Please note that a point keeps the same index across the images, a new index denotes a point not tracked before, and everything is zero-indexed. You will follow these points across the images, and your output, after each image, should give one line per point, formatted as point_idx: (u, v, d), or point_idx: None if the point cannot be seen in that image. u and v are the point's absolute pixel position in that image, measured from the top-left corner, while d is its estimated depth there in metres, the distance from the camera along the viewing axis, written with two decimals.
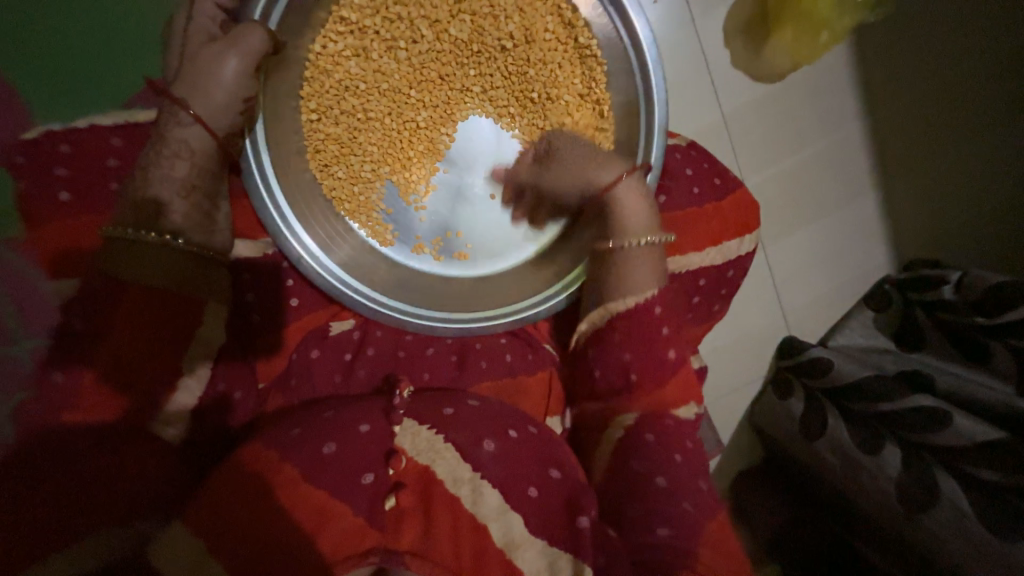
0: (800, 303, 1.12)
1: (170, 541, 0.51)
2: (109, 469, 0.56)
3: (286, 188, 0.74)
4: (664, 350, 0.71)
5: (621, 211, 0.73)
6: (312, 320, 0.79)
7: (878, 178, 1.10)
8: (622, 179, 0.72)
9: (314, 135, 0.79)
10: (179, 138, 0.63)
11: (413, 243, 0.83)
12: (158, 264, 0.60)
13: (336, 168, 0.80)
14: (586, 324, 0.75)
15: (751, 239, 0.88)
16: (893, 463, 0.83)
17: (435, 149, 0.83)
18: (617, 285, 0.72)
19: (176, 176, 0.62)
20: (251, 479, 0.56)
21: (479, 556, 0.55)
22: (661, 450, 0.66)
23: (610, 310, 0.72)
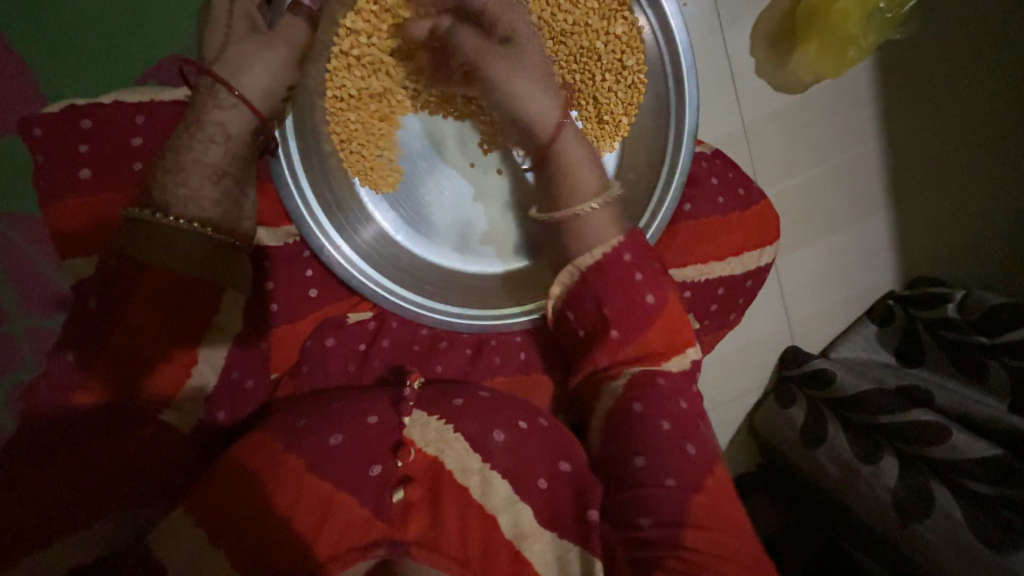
0: (806, 315, 1.14)
1: (169, 530, 0.53)
2: (121, 456, 0.58)
3: (311, 174, 0.71)
4: (641, 294, 0.69)
5: (575, 164, 0.71)
6: (330, 313, 0.78)
7: (890, 193, 1.11)
8: (564, 125, 0.71)
9: (337, 115, 0.73)
10: (217, 121, 0.62)
11: (430, 236, 0.81)
12: (176, 249, 0.59)
13: (357, 151, 0.75)
14: (557, 287, 0.73)
15: (770, 253, 0.90)
16: (890, 473, 0.87)
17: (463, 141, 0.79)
18: (581, 239, 0.71)
19: (209, 161, 0.61)
20: (259, 463, 0.56)
21: (488, 550, 0.54)
22: (673, 436, 0.65)
23: (580, 266, 0.70)
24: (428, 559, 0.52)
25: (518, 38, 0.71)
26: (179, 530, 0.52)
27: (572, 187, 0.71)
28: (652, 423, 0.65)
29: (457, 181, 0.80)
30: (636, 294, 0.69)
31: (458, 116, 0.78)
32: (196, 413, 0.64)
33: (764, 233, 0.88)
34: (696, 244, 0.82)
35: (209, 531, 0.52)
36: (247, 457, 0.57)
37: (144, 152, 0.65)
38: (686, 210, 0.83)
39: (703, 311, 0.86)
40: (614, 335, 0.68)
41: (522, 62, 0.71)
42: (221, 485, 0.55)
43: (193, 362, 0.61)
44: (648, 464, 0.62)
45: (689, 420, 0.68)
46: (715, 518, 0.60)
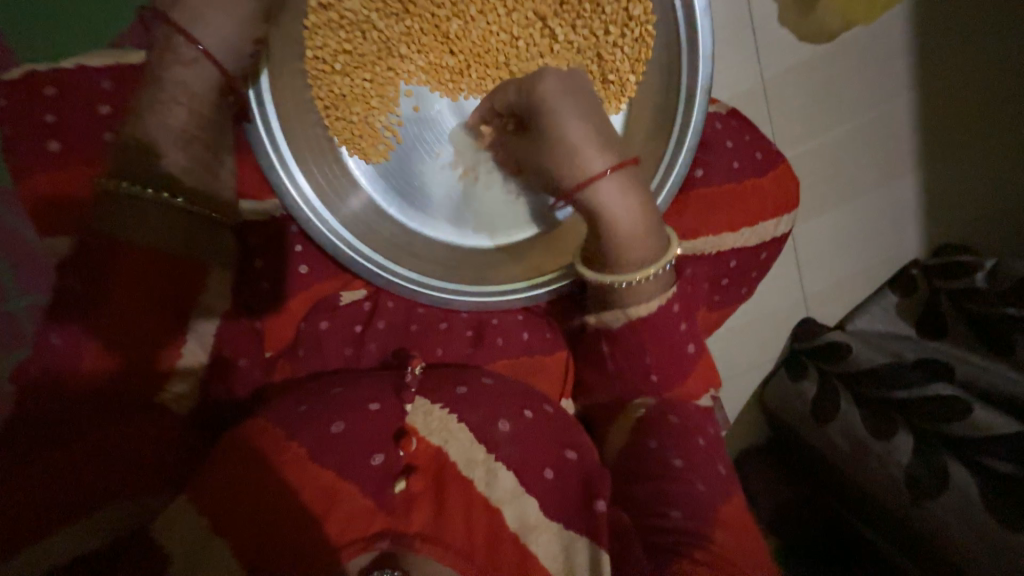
0: (824, 286, 1.09)
1: (172, 521, 0.51)
2: (113, 442, 0.54)
3: (291, 137, 0.65)
4: (684, 345, 0.71)
5: (628, 226, 0.61)
6: (320, 290, 0.73)
7: (918, 155, 1.04)
8: (608, 176, 0.59)
9: (321, 76, 0.69)
10: (178, 80, 0.54)
11: (423, 206, 0.76)
12: (159, 229, 0.55)
13: (341, 116, 0.71)
14: (595, 318, 0.70)
15: (788, 221, 0.84)
16: (903, 448, 0.85)
17: (450, 93, 0.74)
18: (627, 296, 0.65)
19: (175, 127, 0.54)
20: (258, 457, 0.54)
21: (492, 540, 0.54)
22: (683, 431, 0.68)
23: (628, 315, 0.67)
24: (433, 553, 0.52)
25: (554, 105, 0.61)
26: (181, 521, 0.51)
27: (622, 254, 0.63)
28: (665, 417, 0.69)
29: (454, 129, 0.75)
30: (675, 328, 0.69)
31: (445, 88, 0.74)
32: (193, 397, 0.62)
33: (784, 202, 0.82)
34: (705, 213, 0.77)
35: (215, 522, 0.51)
36: (248, 446, 0.55)
37: (112, 121, 0.61)
38: (698, 176, 0.78)
39: (713, 285, 0.82)
40: (653, 379, 0.71)
41: (555, 128, 0.60)
42: (217, 476, 0.53)
43: (180, 338, 0.59)
44: (684, 465, 0.65)
45: (692, 418, 0.70)
46: (724, 514, 0.62)
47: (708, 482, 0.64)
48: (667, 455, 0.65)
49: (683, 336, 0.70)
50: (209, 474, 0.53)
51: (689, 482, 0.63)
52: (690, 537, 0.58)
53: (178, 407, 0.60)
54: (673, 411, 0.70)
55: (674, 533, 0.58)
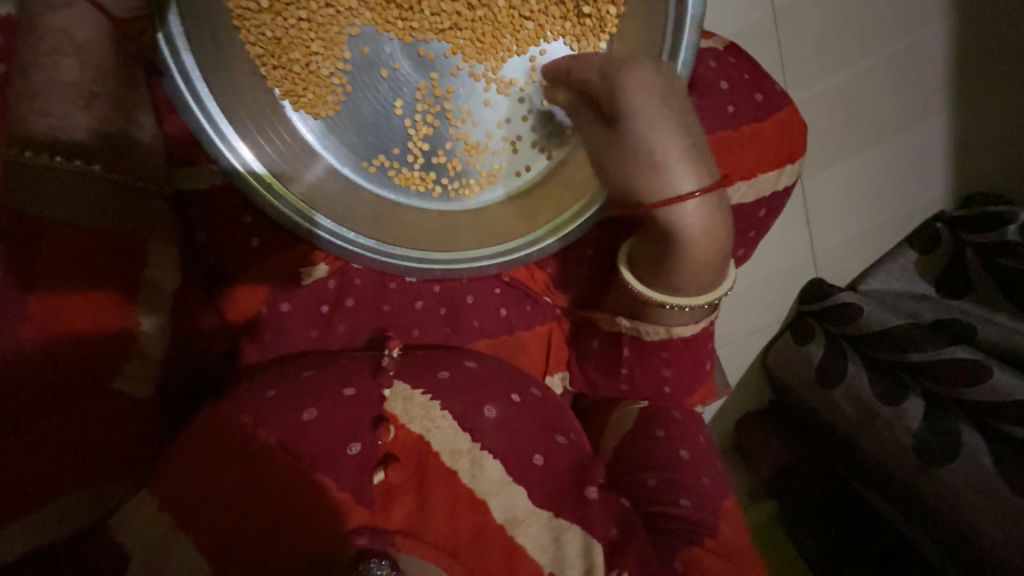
0: (834, 243, 1.01)
1: (132, 515, 0.43)
2: (69, 431, 0.44)
3: (216, 84, 0.55)
4: (703, 362, 0.70)
5: (703, 256, 0.53)
6: (279, 263, 0.63)
7: (942, 93, 0.93)
8: (697, 200, 0.50)
9: (247, 15, 0.59)
10: (56, 25, 0.47)
11: (384, 162, 0.66)
12: (86, 203, 0.48)
13: (278, 64, 0.62)
14: (626, 323, 0.64)
15: (791, 172, 0.74)
16: (914, 414, 0.80)
17: (403, 34, 0.63)
18: (668, 315, 0.60)
19: (67, 80, 0.47)
20: (227, 445, 0.47)
21: (477, 537, 0.47)
22: (686, 426, 0.68)
23: (670, 333, 0.61)
24: (416, 549, 0.45)
25: (643, 108, 0.50)
26: (143, 513, 0.43)
27: (685, 281, 0.55)
28: (669, 413, 0.68)
29: (408, 72, 0.64)
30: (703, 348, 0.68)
31: (394, 28, 0.63)
32: (155, 378, 0.53)
33: (786, 151, 0.73)
34: None
35: (174, 517, 0.43)
36: (213, 435, 0.48)
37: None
38: None
39: None
40: (666, 392, 0.69)
41: (638, 134, 0.50)
42: (178, 466, 0.46)
43: (132, 315, 0.51)
44: (691, 458, 0.64)
45: (693, 416, 0.70)
46: (726, 508, 0.61)
47: (713, 476, 0.64)
48: (675, 446, 0.64)
49: (708, 355, 0.69)
50: (172, 460, 0.46)
51: (695, 475, 0.62)
52: (697, 525, 0.57)
53: (137, 391, 0.51)
54: (676, 408, 0.70)
55: (684, 520, 0.57)
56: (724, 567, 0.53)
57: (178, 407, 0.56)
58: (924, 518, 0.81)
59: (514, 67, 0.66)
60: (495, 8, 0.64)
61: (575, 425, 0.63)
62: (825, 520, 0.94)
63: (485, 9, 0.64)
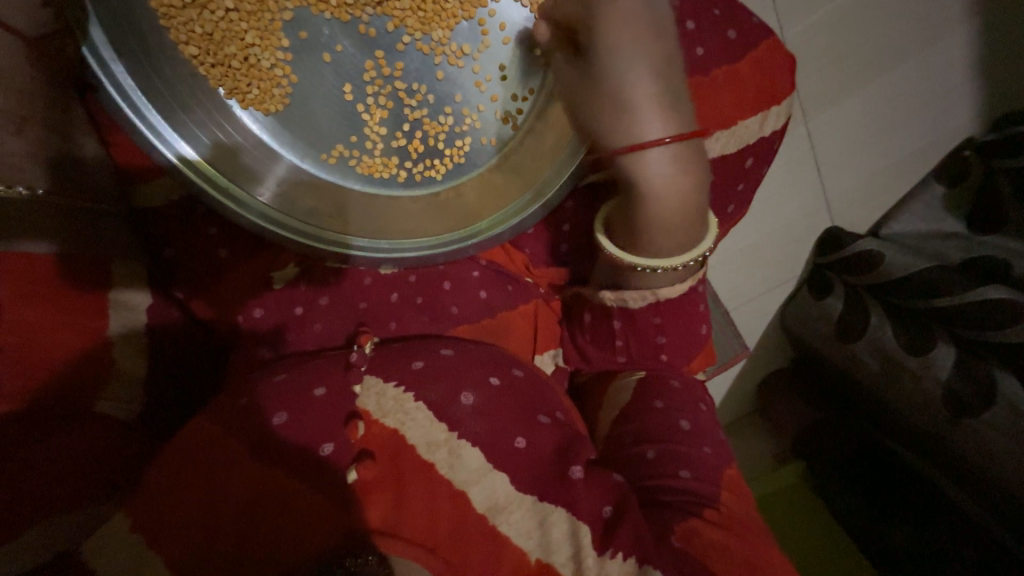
0: (846, 186, 0.93)
1: (109, 538, 0.43)
2: (52, 458, 0.45)
3: (154, 94, 0.52)
4: (698, 326, 0.65)
5: (677, 208, 0.51)
6: (248, 269, 0.62)
7: (943, 10, 0.87)
8: (665, 146, 0.49)
9: (174, 14, 0.57)
10: None
11: (343, 152, 0.64)
12: (39, 228, 0.48)
13: (214, 61, 0.59)
14: (611, 295, 0.60)
15: (778, 115, 0.68)
16: (943, 363, 0.74)
17: (341, 12, 0.60)
18: (649, 277, 0.57)
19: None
20: (198, 458, 0.47)
21: (458, 529, 0.46)
22: (685, 395, 0.64)
23: (656, 296, 0.58)
24: (394, 548, 0.44)
25: (618, 45, 0.48)
26: (118, 533, 0.43)
27: (660, 236, 0.53)
28: (666, 384, 0.64)
29: (352, 53, 0.61)
30: (696, 309, 0.63)
31: (330, 8, 0.60)
32: (136, 396, 0.55)
33: (766, 91, 0.66)
34: None
35: (150, 537, 0.43)
36: (188, 448, 0.47)
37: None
38: None
39: None
40: (665, 360, 0.65)
41: (609, 75, 0.49)
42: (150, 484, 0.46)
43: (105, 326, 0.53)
44: (692, 428, 0.61)
45: (690, 383, 0.66)
46: (729, 476, 0.58)
47: (715, 445, 0.60)
48: (674, 418, 0.61)
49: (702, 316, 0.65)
50: (146, 481, 0.46)
51: (696, 445, 0.59)
52: (700, 497, 0.54)
53: (121, 411, 0.53)
54: (673, 377, 0.66)
55: (684, 492, 0.54)
56: (729, 541, 0.50)
57: (156, 421, 0.57)
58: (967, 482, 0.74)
59: (462, 33, 0.62)
60: None
61: (563, 404, 0.60)
62: (857, 475, 0.88)
63: None
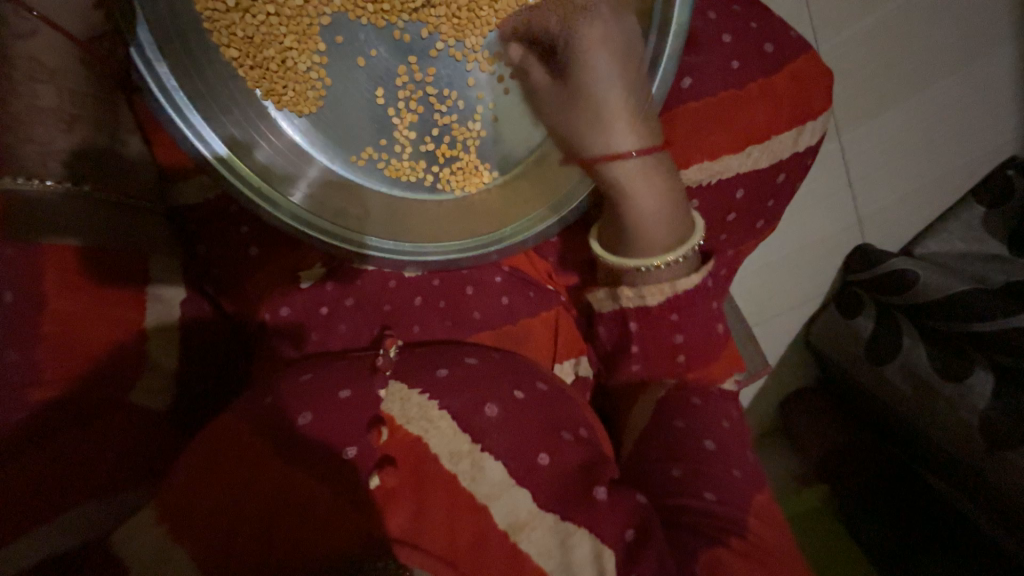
0: (879, 204, 0.91)
1: (131, 529, 0.43)
2: (89, 443, 0.47)
3: (196, 95, 0.54)
4: (713, 324, 0.64)
5: (650, 209, 0.57)
6: (278, 267, 0.63)
7: (984, 28, 0.84)
8: (633, 156, 0.56)
9: (216, 17, 0.58)
10: (24, 54, 0.48)
11: (373, 156, 0.65)
12: (79, 222, 0.50)
13: (253, 64, 0.60)
14: (631, 292, 0.60)
15: (814, 131, 0.66)
16: (981, 391, 0.71)
17: (378, 18, 0.61)
18: (658, 273, 0.58)
19: (45, 106, 0.49)
20: (227, 452, 0.47)
21: (478, 543, 0.45)
22: (710, 413, 0.62)
23: (674, 287, 0.58)
24: (413, 559, 0.44)
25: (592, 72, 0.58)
26: (141, 525, 0.43)
27: (640, 235, 0.58)
28: (688, 402, 0.63)
29: (386, 58, 0.62)
30: (710, 305, 0.62)
31: (367, 14, 0.61)
32: (167, 390, 0.56)
33: (802, 107, 0.64)
34: (696, 135, 0.62)
35: (174, 527, 0.43)
36: (214, 444, 0.48)
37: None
38: (686, 87, 0.62)
39: (721, 222, 0.66)
40: (682, 363, 0.64)
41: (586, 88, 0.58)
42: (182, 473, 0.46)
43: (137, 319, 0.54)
44: (717, 448, 0.59)
45: (716, 400, 0.64)
46: (759, 503, 0.56)
47: (742, 468, 0.58)
48: (699, 439, 0.59)
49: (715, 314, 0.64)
50: (173, 475, 0.46)
51: (721, 466, 0.57)
52: (725, 521, 0.52)
53: (157, 403, 0.55)
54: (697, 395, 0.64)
55: (710, 517, 0.53)
56: (752, 568, 0.49)
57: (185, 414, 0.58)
58: (1011, 522, 0.70)
59: (495, 41, 0.62)
60: None
61: (585, 418, 0.59)
62: (879, 504, 0.85)
63: None
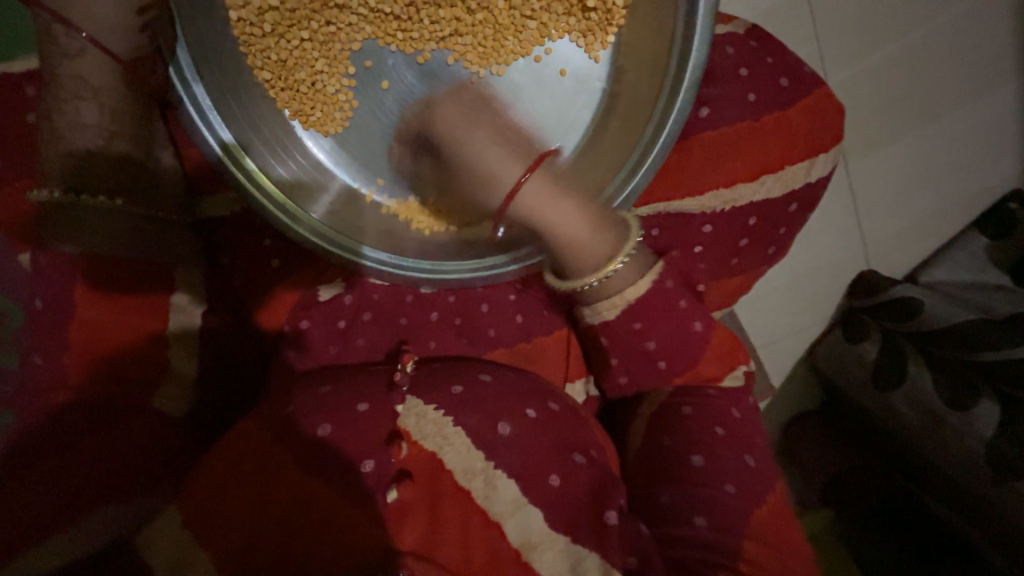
0: (886, 233, 0.92)
1: (157, 533, 0.43)
2: (117, 449, 0.47)
3: (228, 112, 0.56)
4: (690, 323, 0.61)
5: (572, 228, 0.54)
6: (300, 279, 0.66)
7: (988, 66, 0.87)
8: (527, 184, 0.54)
9: (253, 42, 0.61)
10: (72, 75, 0.50)
11: (395, 176, 0.66)
12: (110, 231, 0.51)
13: (284, 86, 0.63)
14: (587, 310, 0.58)
15: (826, 162, 0.68)
16: (987, 420, 0.72)
17: (407, 45, 0.64)
18: (608, 284, 0.56)
19: (88, 123, 0.51)
20: (247, 460, 0.48)
21: (492, 560, 0.46)
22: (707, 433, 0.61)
23: (624, 297, 0.56)
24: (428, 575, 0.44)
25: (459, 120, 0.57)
26: (166, 529, 0.44)
27: (577, 255, 0.55)
28: (677, 412, 0.62)
29: (412, 82, 0.64)
30: (675, 305, 0.59)
31: (397, 41, 0.64)
32: (185, 396, 0.56)
33: (814, 138, 0.67)
34: (712, 162, 0.64)
35: (196, 532, 0.44)
36: (232, 455, 0.48)
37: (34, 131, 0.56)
38: (703, 117, 0.64)
39: (733, 246, 0.67)
40: (661, 367, 0.62)
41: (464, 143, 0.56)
42: (204, 477, 0.47)
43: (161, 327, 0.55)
44: (706, 464, 0.57)
45: None
46: (758, 520, 0.54)
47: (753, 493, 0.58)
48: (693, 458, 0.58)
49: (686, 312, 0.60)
50: (192, 481, 0.47)
51: (715, 485, 0.55)
52: (717, 552, 0.51)
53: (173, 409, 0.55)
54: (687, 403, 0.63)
55: (705, 549, 0.51)
56: None
57: (203, 421, 0.58)
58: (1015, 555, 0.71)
59: (518, 69, 0.65)
60: (492, 14, 0.64)
61: (595, 439, 0.59)
62: (888, 529, 0.86)
63: (484, 14, 0.63)
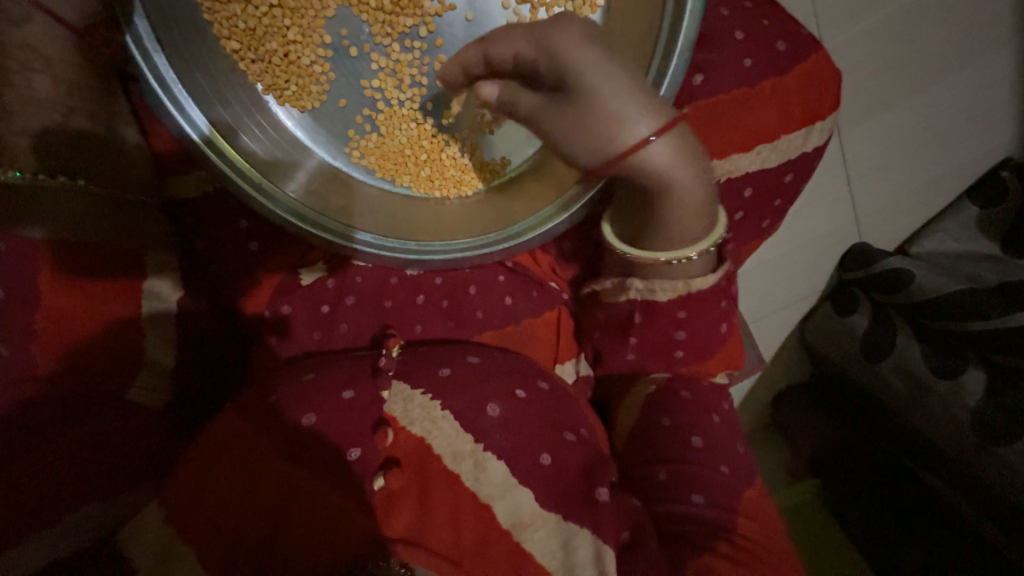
0: (877, 204, 0.92)
1: (141, 529, 0.44)
2: (91, 443, 0.46)
3: (193, 85, 0.51)
4: (718, 324, 0.62)
5: (680, 200, 0.48)
6: (279, 262, 0.63)
7: (984, 28, 0.85)
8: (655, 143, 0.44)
9: (219, 10, 0.57)
10: (19, 42, 0.46)
11: (374, 152, 0.64)
12: (71, 217, 0.49)
13: (255, 58, 0.60)
14: (639, 284, 0.57)
15: (821, 132, 0.67)
16: (975, 387, 0.73)
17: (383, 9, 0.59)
18: (681, 268, 0.54)
19: (43, 97, 0.48)
20: (230, 450, 0.47)
21: (483, 544, 0.45)
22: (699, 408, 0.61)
23: (690, 283, 0.55)
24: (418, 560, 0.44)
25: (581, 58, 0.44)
26: (151, 526, 0.43)
27: (669, 227, 0.50)
28: (677, 395, 0.62)
29: (389, 51, 0.61)
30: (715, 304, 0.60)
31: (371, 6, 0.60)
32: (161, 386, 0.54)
33: (810, 106, 0.65)
34: (707, 132, 0.62)
35: (181, 528, 0.43)
36: (214, 445, 0.47)
37: None
38: (698, 84, 0.62)
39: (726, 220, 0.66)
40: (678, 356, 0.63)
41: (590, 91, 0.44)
42: (187, 469, 0.46)
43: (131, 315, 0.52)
44: (704, 445, 0.58)
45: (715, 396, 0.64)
46: (746, 498, 0.55)
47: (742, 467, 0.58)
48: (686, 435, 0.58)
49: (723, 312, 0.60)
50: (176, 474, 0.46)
51: (711, 465, 0.56)
52: (715, 527, 0.51)
53: (149, 400, 0.53)
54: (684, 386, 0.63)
55: (700, 521, 0.52)
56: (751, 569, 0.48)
57: (183, 410, 0.57)
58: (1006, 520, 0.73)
59: None
60: None
61: (586, 419, 0.59)
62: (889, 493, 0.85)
63: None
